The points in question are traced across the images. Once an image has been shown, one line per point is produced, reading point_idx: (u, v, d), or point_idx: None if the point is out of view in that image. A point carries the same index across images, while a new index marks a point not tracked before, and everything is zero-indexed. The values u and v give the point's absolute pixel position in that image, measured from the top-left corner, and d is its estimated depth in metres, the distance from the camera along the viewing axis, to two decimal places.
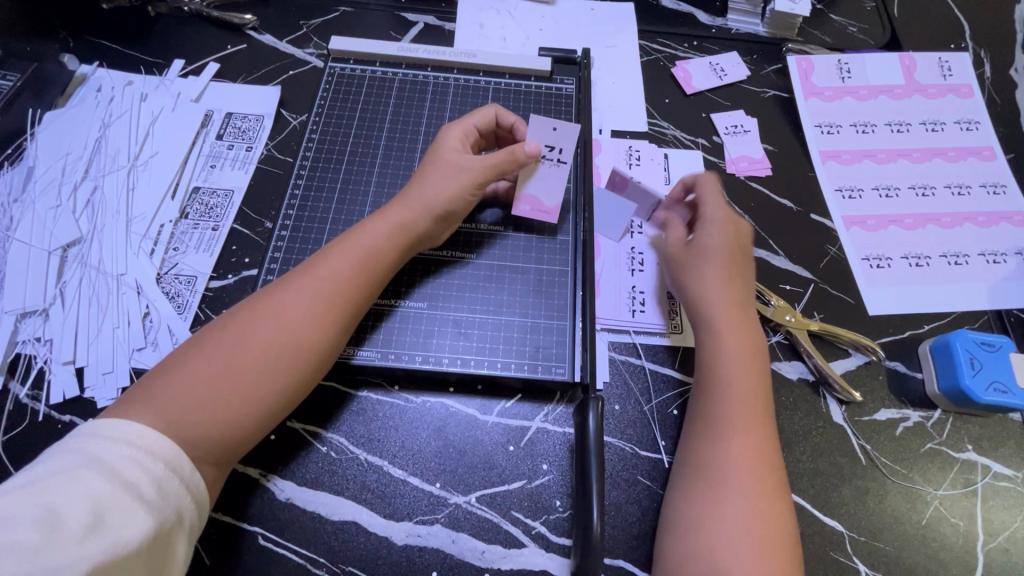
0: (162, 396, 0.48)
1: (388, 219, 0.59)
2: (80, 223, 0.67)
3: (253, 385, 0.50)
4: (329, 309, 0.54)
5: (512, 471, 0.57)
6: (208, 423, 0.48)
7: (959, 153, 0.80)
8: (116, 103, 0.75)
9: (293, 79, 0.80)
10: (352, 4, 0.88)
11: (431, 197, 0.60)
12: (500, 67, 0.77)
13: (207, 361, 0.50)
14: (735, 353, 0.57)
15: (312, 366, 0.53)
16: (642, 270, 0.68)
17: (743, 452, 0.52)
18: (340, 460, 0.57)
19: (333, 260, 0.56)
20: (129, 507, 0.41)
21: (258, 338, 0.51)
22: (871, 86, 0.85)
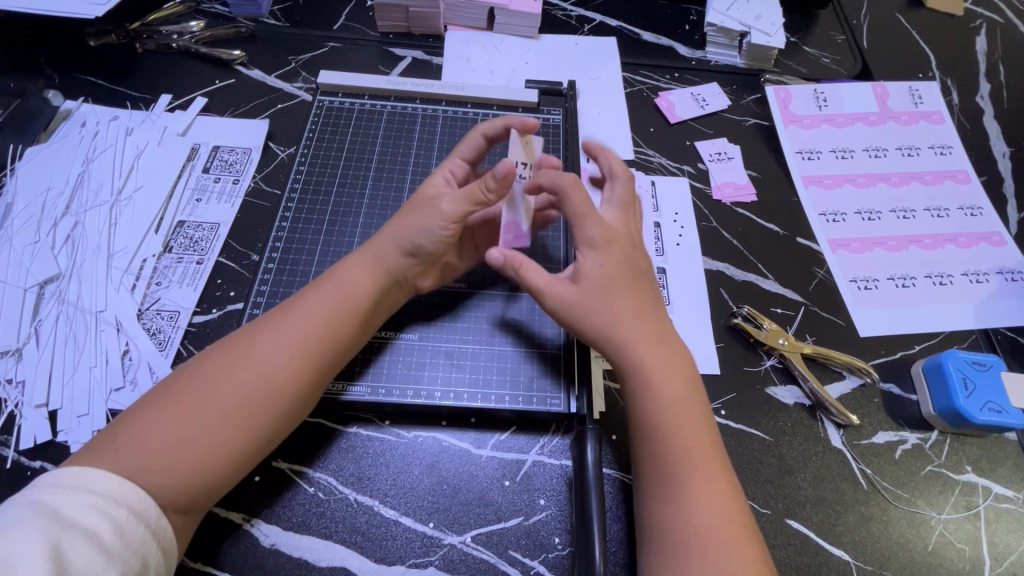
0: (126, 438, 0.46)
1: (370, 258, 0.58)
2: (59, 259, 0.65)
3: (222, 428, 0.48)
4: (308, 350, 0.52)
5: (509, 508, 0.55)
6: (175, 467, 0.45)
7: (935, 177, 0.83)
8: (100, 138, 0.74)
9: (281, 112, 0.81)
10: (340, 39, 0.90)
11: (408, 234, 0.58)
12: (488, 99, 0.78)
13: (175, 404, 0.48)
14: (673, 397, 0.52)
15: (288, 408, 0.51)
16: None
17: (702, 491, 0.49)
18: (328, 501, 0.55)
19: (311, 300, 0.55)
20: (93, 560, 0.39)
21: (231, 379, 0.49)
22: (847, 114, 0.88)
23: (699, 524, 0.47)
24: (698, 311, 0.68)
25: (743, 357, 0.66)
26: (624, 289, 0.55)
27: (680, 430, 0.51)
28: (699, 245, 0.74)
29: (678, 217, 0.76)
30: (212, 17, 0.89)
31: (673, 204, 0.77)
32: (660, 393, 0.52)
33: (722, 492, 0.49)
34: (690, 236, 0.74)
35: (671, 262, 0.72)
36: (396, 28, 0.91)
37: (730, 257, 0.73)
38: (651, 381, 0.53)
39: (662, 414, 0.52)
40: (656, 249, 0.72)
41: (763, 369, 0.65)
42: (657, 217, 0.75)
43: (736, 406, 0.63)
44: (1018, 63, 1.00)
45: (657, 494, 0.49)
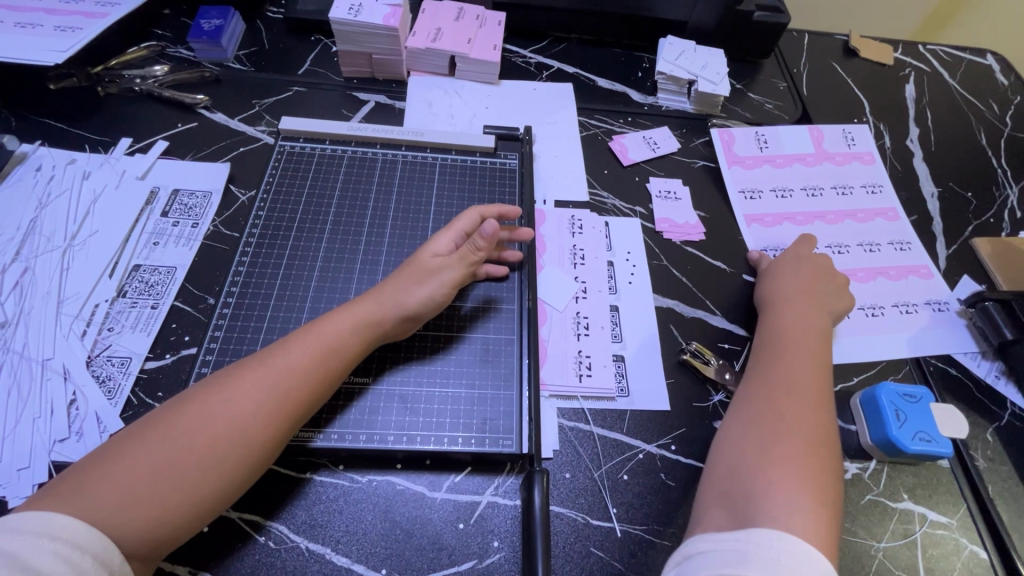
0: (95, 482, 0.45)
1: (354, 313, 0.60)
2: (6, 306, 0.64)
3: (195, 480, 0.48)
4: (288, 396, 0.54)
5: (463, 551, 0.56)
6: (146, 511, 0.46)
7: (867, 214, 0.88)
8: (56, 182, 0.74)
9: (243, 155, 0.82)
10: (304, 84, 0.92)
11: (404, 295, 0.62)
12: (446, 144, 0.81)
13: (152, 450, 0.48)
14: (799, 328, 0.68)
15: (263, 451, 0.52)
16: (587, 334, 0.71)
17: (806, 393, 0.60)
18: (279, 551, 0.54)
19: (295, 352, 0.56)
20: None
21: (210, 429, 0.50)
22: (786, 155, 0.94)
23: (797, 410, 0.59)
24: (648, 348, 0.71)
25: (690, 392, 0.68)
26: (803, 269, 0.75)
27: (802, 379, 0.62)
28: (650, 283, 0.77)
29: (630, 256, 0.79)
30: (177, 62, 0.92)
31: (626, 243, 0.80)
32: (788, 329, 0.68)
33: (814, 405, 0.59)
34: (641, 275, 0.77)
35: (624, 301, 0.74)
36: (360, 74, 0.95)
37: (678, 294, 0.77)
38: (784, 313, 0.70)
39: (786, 337, 0.67)
40: (609, 288, 0.75)
41: (711, 403, 0.68)
42: (610, 257, 0.78)
43: (685, 441, 0.65)
44: (941, 109, 1.08)
45: (763, 390, 0.61)
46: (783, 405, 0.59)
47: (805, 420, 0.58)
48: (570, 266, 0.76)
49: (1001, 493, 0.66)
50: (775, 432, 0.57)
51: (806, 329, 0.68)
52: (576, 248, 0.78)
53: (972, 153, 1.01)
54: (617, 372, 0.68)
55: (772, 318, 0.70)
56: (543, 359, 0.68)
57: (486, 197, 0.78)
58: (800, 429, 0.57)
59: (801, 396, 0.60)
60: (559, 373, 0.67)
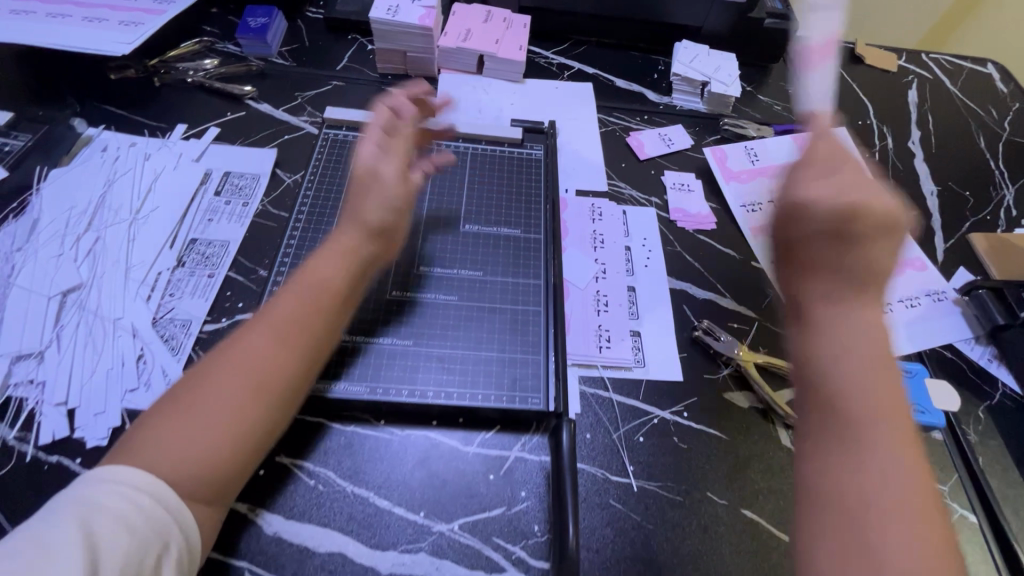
0: (137, 451, 0.46)
1: (338, 252, 0.62)
2: (80, 270, 0.69)
3: (231, 425, 0.49)
4: (293, 334, 0.55)
5: (494, 499, 0.61)
6: (196, 467, 0.47)
7: None
8: (120, 162, 0.80)
9: (288, 143, 0.89)
10: (343, 79, 0.99)
11: (370, 209, 0.64)
12: (477, 135, 0.88)
13: (181, 411, 0.48)
14: (858, 300, 0.50)
15: (283, 395, 0.53)
16: (606, 310, 0.76)
17: (880, 395, 0.45)
18: (327, 493, 0.60)
19: (288, 298, 0.57)
20: (123, 546, 0.40)
21: (236, 379, 0.51)
22: (777, 165, 0.95)
23: (876, 419, 0.44)
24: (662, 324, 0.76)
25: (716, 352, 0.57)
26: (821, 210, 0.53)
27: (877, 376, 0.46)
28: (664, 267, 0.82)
29: (646, 242, 0.85)
30: (225, 56, 0.99)
31: (642, 230, 0.86)
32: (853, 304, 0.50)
33: (896, 406, 0.46)
34: (656, 259, 0.83)
35: (640, 282, 0.80)
36: (394, 71, 1.01)
37: (691, 277, 0.82)
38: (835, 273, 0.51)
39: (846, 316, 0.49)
40: (627, 270, 0.81)
41: (720, 376, 0.73)
42: (628, 242, 0.84)
43: (697, 409, 0.70)
44: (943, 114, 1.14)
45: (846, 397, 0.46)
46: (869, 418, 0.44)
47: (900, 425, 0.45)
48: (591, 250, 0.82)
49: (991, 465, 0.71)
50: (874, 458, 0.43)
51: (872, 309, 0.50)
52: (595, 234, 0.84)
53: (971, 156, 1.07)
54: (633, 346, 0.74)
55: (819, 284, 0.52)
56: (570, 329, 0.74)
57: (511, 183, 0.84)
58: (891, 445, 0.43)
59: (887, 396, 0.46)
60: (583, 346, 0.72)
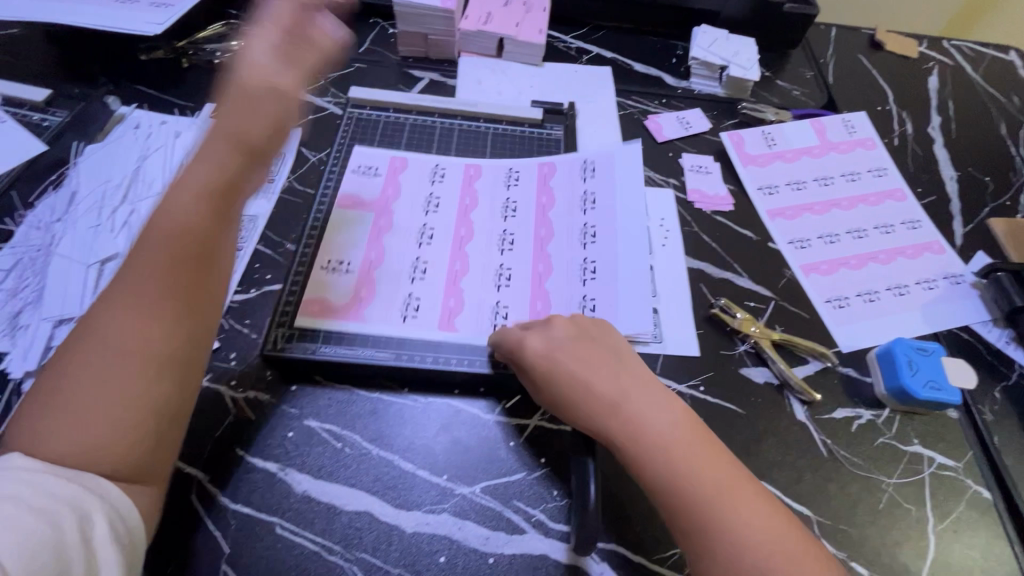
0: (28, 439, 0.43)
1: (190, 187, 0.53)
2: (117, 240, 0.72)
3: (121, 398, 0.45)
4: (166, 294, 0.49)
5: (514, 465, 0.63)
6: (95, 446, 0.44)
7: (877, 197, 0.92)
8: (153, 139, 0.83)
9: (312, 122, 0.90)
10: (365, 61, 1.01)
11: (238, 114, 0.57)
12: (498, 115, 0.90)
13: (60, 391, 0.45)
14: (611, 398, 0.56)
15: (163, 352, 0.48)
16: (593, 279, 0.75)
17: (683, 458, 0.52)
18: (353, 455, 0.62)
19: (144, 253, 0.50)
20: (19, 525, 0.38)
21: (103, 349, 0.46)
22: (794, 150, 0.96)
23: (692, 482, 0.51)
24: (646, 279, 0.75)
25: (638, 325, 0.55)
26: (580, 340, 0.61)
27: (679, 447, 0.53)
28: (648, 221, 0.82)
29: (664, 222, 0.86)
30: None
31: (659, 211, 0.87)
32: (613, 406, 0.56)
33: (706, 461, 0.52)
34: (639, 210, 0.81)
35: (658, 261, 0.81)
36: (415, 53, 1.03)
37: (708, 257, 0.83)
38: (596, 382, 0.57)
39: (610, 402, 0.56)
40: (645, 249, 0.82)
41: (737, 353, 0.74)
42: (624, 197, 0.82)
43: (713, 384, 0.71)
44: (964, 100, 1.13)
45: (656, 482, 0.52)
46: (702, 492, 0.50)
47: (702, 473, 0.51)
48: (580, 213, 0.80)
49: (1008, 444, 0.71)
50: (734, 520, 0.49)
51: (646, 380, 0.58)
52: (508, 201, 0.81)
53: (992, 142, 1.06)
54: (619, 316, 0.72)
55: (600, 396, 0.56)
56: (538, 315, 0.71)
57: (529, 161, 0.86)
58: (718, 497, 0.50)
59: (690, 455, 0.52)
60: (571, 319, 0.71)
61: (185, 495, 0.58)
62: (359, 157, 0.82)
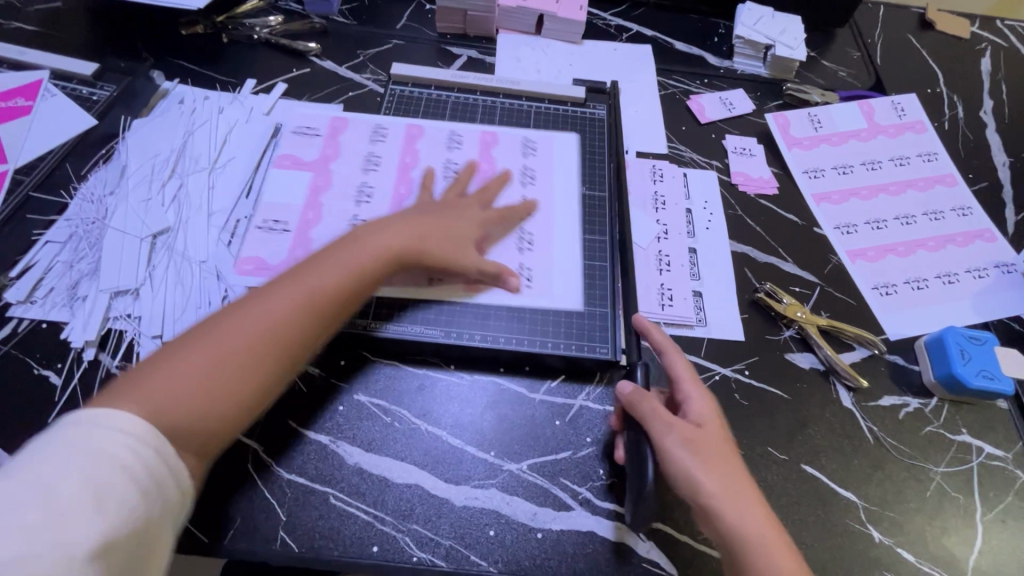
0: (151, 395, 0.48)
1: (388, 236, 0.63)
2: (168, 214, 0.73)
3: (241, 381, 0.52)
4: (324, 305, 0.57)
5: (561, 443, 0.64)
6: (202, 419, 0.49)
7: (927, 182, 0.90)
8: (197, 114, 0.83)
9: (352, 99, 0.90)
10: (403, 38, 0.99)
11: (444, 228, 0.67)
12: (539, 93, 0.88)
13: (198, 359, 0.51)
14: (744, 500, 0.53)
15: (294, 359, 0.56)
16: (530, 249, 0.73)
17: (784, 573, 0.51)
18: (403, 429, 0.63)
19: (326, 270, 0.59)
20: (129, 500, 0.41)
21: (252, 334, 0.53)
22: (841, 132, 0.94)
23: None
24: (577, 251, 0.73)
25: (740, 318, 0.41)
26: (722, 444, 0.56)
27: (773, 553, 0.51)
28: (568, 192, 0.79)
29: (707, 205, 0.84)
30: (288, 13, 0.99)
31: (703, 194, 0.85)
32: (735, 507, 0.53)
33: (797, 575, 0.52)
34: (573, 187, 0.79)
35: (701, 244, 0.80)
36: (453, 30, 1.01)
37: (752, 241, 0.82)
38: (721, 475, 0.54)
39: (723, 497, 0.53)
40: (687, 232, 0.81)
41: (781, 338, 0.73)
42: (558, 174, 0.80)
43: (758, 368, 0.71)
44: (1018, 83, 1.09)
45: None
46: None
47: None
48: (519, 186, 0.78)
49: None
50: None
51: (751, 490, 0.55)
52: (526, 169, 0.80)
53: None
54: (558, 283, 0.71)
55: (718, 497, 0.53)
56: (465, 295, 0.69)
57: (574, 142, 0.84)
58: None
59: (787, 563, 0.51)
60: (496, 296, 0.69)
61: (242, 464, 0.59)
62: (299, 118, 0.82)
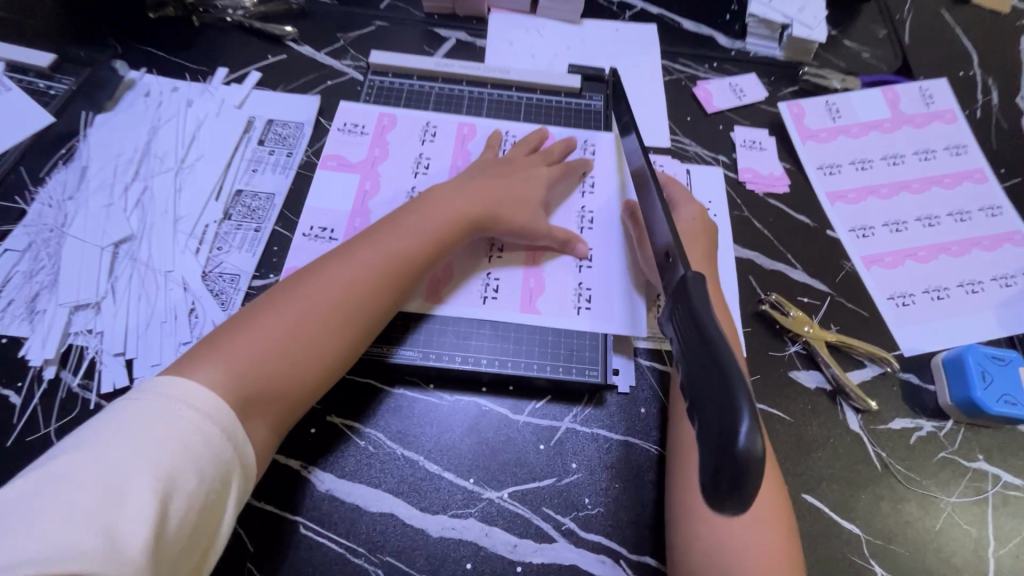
0: (232, 355, 0.51)
1: (454, 206, 0.65)
2: (130, 220, 0.68)
3: (314, 343, 0.55)
4: (392, 270, 0.60)
5: (544, 469, 0.60)
6: (278, 379, 0.52)
7: (953, 179, 0.83)
8: (164, 108, 0.78)
9: (331, 89, 0.84)
10: (387, 19, 0.92)
11: (509, 198, 0.68)
12: (530, 83, 0.82)
13: (275, 320, 0.54)
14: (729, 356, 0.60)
15: (365, 323, 0.58)
16: (590, 227, 0.72)
17: None
18: (377, 454, 0.60)
19: (395, 237, 0.62)
20: (190, 482, 0.44)
21: (325, 299, 0.56)
22: (861, 123, 0.86)
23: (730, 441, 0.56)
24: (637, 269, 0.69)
25: (720, 403, 0.35)
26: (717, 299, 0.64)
27: None
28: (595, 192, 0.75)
29: (711, 205, 0.78)
30: None
31: (706, 192, 0.79)
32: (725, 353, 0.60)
33: None
34: (627, 192, 0.75)
35: None
36: (441, 9, 0.93)
37: (759, 246, 0.76)
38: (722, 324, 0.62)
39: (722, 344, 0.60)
40: None
41: (786, 354, 0.68)
42: (619, 184, 0.76)
43: (760, 387, 0.66)
44: None
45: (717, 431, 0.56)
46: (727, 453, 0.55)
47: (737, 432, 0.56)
48: (579, 196, 0.75)
49: None
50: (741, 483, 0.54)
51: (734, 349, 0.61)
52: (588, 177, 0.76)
53: None
54: (619, 301, 0.68)
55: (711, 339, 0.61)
56: (527, 265, 0.69)
57: (580, 134, 0.79)
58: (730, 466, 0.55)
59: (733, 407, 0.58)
60: (559, 266, 0.69)
61: None
62: (345, 113, 0.77)
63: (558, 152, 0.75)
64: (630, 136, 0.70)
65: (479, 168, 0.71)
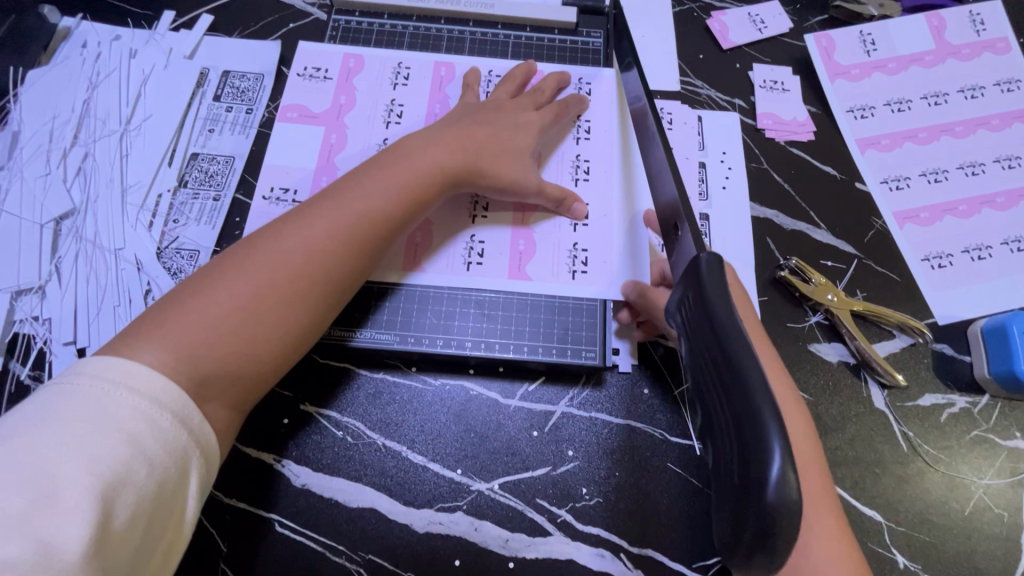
0: (177, 332, 0.43)
1: (434, 155, 0.57)
2: (72, 193, 0.62)
3: (277, 314, 0.47)
4: (366, 229, 0.52)
5: (538, 457, 0.55)
6: (235, 357, 0.45)
7: (1003, 120, 0.72)
8: (103, 61, 0.69)
9: (293, 33, 0.73)
10: None
11: (495, 146, 0.60)
12: (520, 19, 0.72)
13: (229, 289, 0.46)
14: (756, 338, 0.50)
15: (336, 289, 0.51)
16: (586, 180, 0.64)
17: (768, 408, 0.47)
18: (356, 446, 0.55)
19: (367, 190, 0.53)
20: (136, 477, 0.37)
21: (288, 263, 0.48)
22: (899, 56, 0.75)
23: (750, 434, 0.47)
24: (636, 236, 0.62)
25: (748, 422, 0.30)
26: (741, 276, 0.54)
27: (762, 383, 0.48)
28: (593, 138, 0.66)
29: (725, 157, 0.69)
30: None
31: (721, 142, 0.70)
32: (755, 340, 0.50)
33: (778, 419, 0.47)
34: (626, 138, 0.66)
35: (715, 209, 0.66)
36: None
37: (779, 203, 0.68)
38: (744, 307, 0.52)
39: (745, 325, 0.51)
40: (698, 194, 0.67)
41: (808, 325, 0.62)
42: (622, 130, 0.67)
43: None
44: None
45: None
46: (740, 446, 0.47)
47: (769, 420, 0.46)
48: (573, 142, 0.66)
49: None
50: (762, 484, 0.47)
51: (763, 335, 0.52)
52: (582, 123, 0.67)
53: None
54: (622, 266, 0.60)
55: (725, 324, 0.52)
56: (516, 226, 0.62)
57: (576, 73, 0.69)
58: None
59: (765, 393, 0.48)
60: (553, 225, 0.62)
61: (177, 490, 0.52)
62: (304, 57, 0.67)
63: (548, 90, 0.66)
64: (631, 71, 0.61)
65: (459, 114, 0.62)
